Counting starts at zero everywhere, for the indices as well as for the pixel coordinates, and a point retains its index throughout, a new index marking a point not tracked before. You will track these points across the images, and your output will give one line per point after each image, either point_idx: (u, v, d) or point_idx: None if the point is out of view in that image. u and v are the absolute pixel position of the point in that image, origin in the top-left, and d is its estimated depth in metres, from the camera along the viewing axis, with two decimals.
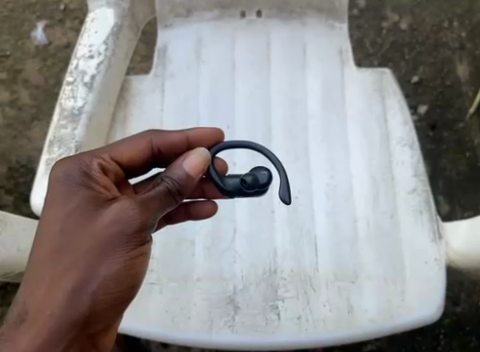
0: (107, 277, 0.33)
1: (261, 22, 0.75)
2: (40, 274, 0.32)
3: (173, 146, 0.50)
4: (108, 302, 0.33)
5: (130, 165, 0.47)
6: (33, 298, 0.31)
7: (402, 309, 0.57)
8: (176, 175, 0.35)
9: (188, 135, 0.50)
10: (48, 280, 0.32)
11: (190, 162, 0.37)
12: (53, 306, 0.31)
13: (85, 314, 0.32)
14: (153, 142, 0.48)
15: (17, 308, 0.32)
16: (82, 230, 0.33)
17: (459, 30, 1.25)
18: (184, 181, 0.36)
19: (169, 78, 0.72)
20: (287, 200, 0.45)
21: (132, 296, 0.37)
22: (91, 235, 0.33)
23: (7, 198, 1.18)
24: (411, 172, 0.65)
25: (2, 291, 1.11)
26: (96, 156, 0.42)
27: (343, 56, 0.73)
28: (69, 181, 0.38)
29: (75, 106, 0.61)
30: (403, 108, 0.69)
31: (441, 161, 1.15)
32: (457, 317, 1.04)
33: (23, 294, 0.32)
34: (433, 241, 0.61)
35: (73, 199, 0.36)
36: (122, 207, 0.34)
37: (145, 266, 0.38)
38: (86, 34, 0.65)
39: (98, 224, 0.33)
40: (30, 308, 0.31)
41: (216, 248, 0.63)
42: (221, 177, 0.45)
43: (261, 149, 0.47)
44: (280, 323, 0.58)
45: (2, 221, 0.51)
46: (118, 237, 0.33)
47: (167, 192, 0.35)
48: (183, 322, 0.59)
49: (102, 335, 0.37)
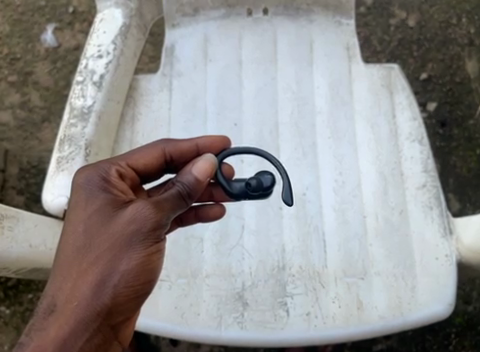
0: (127, 272, 0.33)
1: (268, 19, 0.75)
2: (64, 270, 0.33)
3: (184, 154, 0.50)
4: (129, 295, 0.34)
5: (145, 171, 0.47)
6: (60, 291, 0.32)
7: (413, 306, 0.57)
8: (185, 180, 0.38)
9: (197, 144, 0.50)
10: (74, 274, 0.33)
11: (198, 167, 0.39)
12: (78, 299, 0.32)
13: (108, 305, 0.32)
14: (165, 151, 0.48)
15: (45, 301, 0.33)
16: (103, 229, 0.34)
17: (468, 26, 1.24)
18: (193, 184, 0.38)
19: (176, 77, 0.72)
20: (289, 202, 0.46)
21: (150, 291, 0.38)
22: (111, 232, 0.34)
23: (19, 199, 1.20)
24: (420, 167, 0.64)
25: (14, 290, 1.13)
26: (114, 163, 0.43)
27: (351, 52, 0.72)
28: (90, 186, 0.39)
29: (85, 104, 0.62)
30: (411, 104, 0.68)
31: (451, 158, 1.14)
32: (468, 315, 1.03)
33: (51, 288, 0.33)
34: (444, 237, 0.60)
35: (94, 201, 0.37)
36: (138, 206, 0.34)
37: (161, 264, 0.39)
38: (95, 34, 0.66)
39: (117, 223, 0.34)
40: (58, 300, 0.32)
41: (225, 244, 0.63)
42: (227, 180, 0.46)
43: (264, 154, 0.48)
44: (289, 320, 0.59)
45: (14, 219, 0.51)
46: (136, 234, 0.33)
47: (178, 195, 0.36)
48: (193, 319, 0.59)
49: (123, 328, 0.38)
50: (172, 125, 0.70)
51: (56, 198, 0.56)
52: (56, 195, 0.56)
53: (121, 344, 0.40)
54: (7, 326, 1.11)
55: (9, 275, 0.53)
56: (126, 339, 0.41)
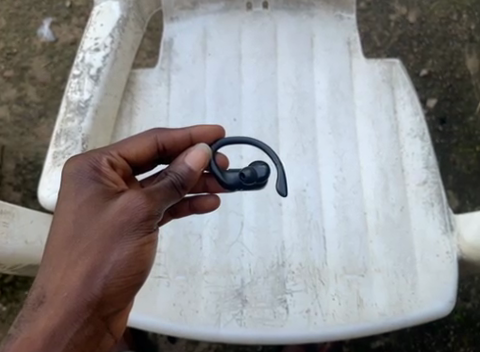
0: (118, 263, 0.32)
1: (268, 13, 0.74)
2: (54, 261, 0.32)
3: (177, 143, 0.49)
4: (120, 286, 0.33)
5: (137, 162, 0.46)
6: (50, 282, 0.32)
7: (413, 303, 0.57)
8: (179, 170, 0.37)
9: (190, 133, 0.49)
10: (64, 265, 0.32)
11: (191, 158, 0.38)
12: (68, 291, 0.31)
13: (98, 297, 0.32)
14: (158, 141, 0.47)
15: (35, 291, 0.32)
16: (94, 220, 0.33)
17: (469, 23, 1.23)
18: (187, 175, 0.37)
19: (175, 71, 0.71)
20: (283, 193, 0.46)
21: (143, 282, 0.37)
22: (102, 224, 0.33)
23: (16, 195, 1.19)
24: (422, 164, 0.64)
25: (10, 287, 1.12)
26: (104, 153, 0.42)
27: (352, 47, 0.72)
28: (81, 176, 0.38)
29: (82, 98, 0.61)
30: (413, 99, 0.67)
31: (451, 155, 1.13)
32: (467, 313, 1.03)
33: (41, 279, 0.32)
34: (445, 234, 0.59)
35: (85, 192, 0.36)
36: (130, 197, 0.34)
37: (154, 255, 0.38)
38: (92, 26, 0.65)
39: (108, 214, 0.33)
40: (48, 290, 0.31)
41: (224, 241, 0.63)
42: (219, 169, 0.45)
43: (259, 144, 0.47)
44: (289, 317, 0.58)
45: (10, 214, 0.50)
46: (128, 225, 0.33)
47: (171, 186, 0.35)
48: (191, 316, 0.58)
49: (115, 319, 0.37)
50: (171, 120, 0.69)
51: (52, 194, 0.55)
52: (52, 190, 0.55)
53: (114, 335, 0.39)
54: (4, 323, 1.10)
55: (4, 271, 0.52)
56: (120, 328, 0.40)
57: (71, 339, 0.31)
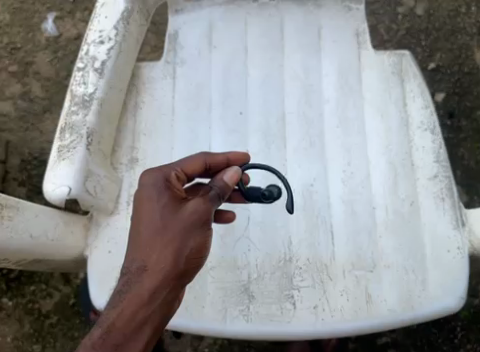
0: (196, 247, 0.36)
1: (274, 5, 0.72)
2: (147, 239, 0.35)
3: (217, 165, 0.49)
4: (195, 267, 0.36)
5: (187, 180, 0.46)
6: (148, 255, 0.34)
7: (422, 299, 0.56)
8: (217, 184, 0.41)
9: (229, 157, 0.50)
10: (159, 241, 0.34)
11: (228, 174, 0.42)
12: (164, 262, 0.33)
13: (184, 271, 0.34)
14: (206, 163, 0.47)
15: (133, 264, 0.34)
16: (177, 210, 0.36)
17: (477, 15, 1.21)
18: (224, 188, 0.41)
19: (180, 64, 0.70)
20: (291, 209, 0.51)
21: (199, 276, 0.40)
22: (185, 213, 0.36)
23: (21, 190, 1.19)
24: (432, 158, 0.62)
25: (16, 282, 1.12)
26: (169, 168, 0.43)
27: (361, 38, 0.70)
28: (155, 180, 0.41)
29: (86, 92, 0.60)
30: (423, 92, 0.66)
31: (459, 150, 1.12)
32: (474, 309, 1.02)
33: (140, 253, 0.34)
34: (456, 229, 0.58)
35: (161, 192, 0.39)
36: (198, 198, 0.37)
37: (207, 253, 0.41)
38: (96, 19, 0.63)
39: (188, 206, 0.37)
40: (148, 262, 0.34)
41: (230, 236, 0.62)
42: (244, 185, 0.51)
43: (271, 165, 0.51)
44: (296, 313, 0.57)
45: (15, 209, 0.50)
46: (200, 218, 0.36)
47: (217, 197, 0.39)
48: (197, 311, 0.58)
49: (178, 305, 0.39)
50: (176, 113, 0.68)
51: (57, 188, 0.54)
52: (58, 185, 0.54)
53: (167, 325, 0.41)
54: (10, 318, 1.10)
55: (9, 266, 0.52)
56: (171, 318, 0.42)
57: (163, 305, 0.33)
